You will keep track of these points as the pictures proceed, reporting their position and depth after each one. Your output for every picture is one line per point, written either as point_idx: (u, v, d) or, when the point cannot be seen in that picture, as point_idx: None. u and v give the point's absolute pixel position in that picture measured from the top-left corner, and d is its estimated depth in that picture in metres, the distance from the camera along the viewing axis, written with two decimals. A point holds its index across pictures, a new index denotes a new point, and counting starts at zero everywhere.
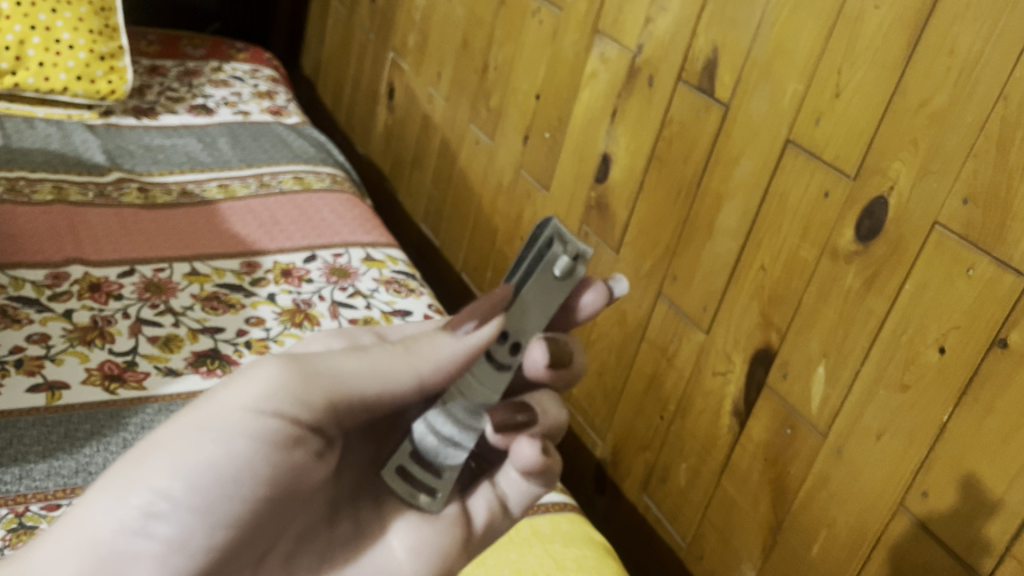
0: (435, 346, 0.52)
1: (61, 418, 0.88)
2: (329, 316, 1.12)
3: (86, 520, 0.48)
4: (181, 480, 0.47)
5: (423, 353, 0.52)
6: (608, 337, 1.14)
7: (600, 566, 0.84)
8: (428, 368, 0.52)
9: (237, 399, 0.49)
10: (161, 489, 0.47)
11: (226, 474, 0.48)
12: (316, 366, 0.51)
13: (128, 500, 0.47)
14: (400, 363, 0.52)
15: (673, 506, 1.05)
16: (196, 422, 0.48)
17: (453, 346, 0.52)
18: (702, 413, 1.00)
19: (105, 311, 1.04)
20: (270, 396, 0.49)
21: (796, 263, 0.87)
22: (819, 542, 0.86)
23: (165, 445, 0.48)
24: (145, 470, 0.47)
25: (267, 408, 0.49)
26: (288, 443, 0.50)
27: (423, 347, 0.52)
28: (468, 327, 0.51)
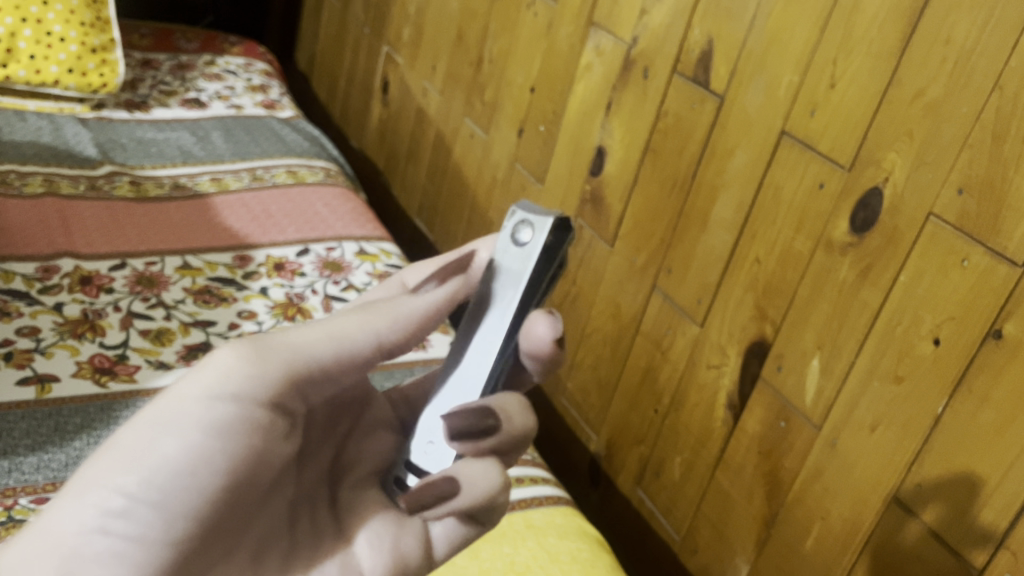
0: (393, 311, 0.54)
1: (51, 411, 0.88)
2: (322, 310, 1.12)
3: (42, 527, 0.45)
4: (141, 477, 0.46)
5: (383, 317, 0.53)
6: (603, 330, 1.14)
7: (593, 560, 0.84)
8: (387, 326, 0.53)
9: (194, 383, 0.48)
10: (121, 487, 0.45)
11: (191, 464, 0.47)
12: (274, 340, 0.50)
13: (86, 501, 0.45)
14: (358, 326, 0.52)
15: (668, 500, 1.05)
16: (155, 414, 0.47)
17: (416, 304, 0.54)
18: (696, 406, 1.00)
19: (96, 305, 1.03)
20: (229, 376, 0.48)
21: (790, 255, 0.87)
22: (813, 535, 0.86)
23: (123, 441, 0.46)
24: (104, 468, 0.45)
25: (225, 388, 0.48)
26: (246, 429, 0.49)
27: (381, 304, 0.54)
28: (430, 286, 0.56)
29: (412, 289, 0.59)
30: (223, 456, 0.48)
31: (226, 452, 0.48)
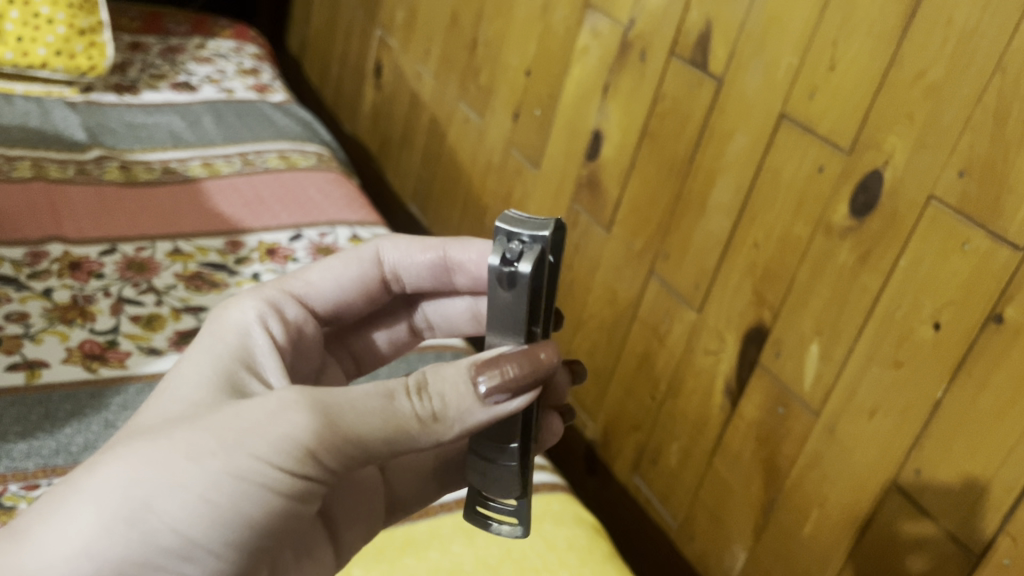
0: (463, 418, 0.49)
1: (41, 397, 0.86)
2: None
3: (96, 551, 0.43)
4: (211, 530, 0.45)
5: (448, 425, 0.49)
6: (599, 316, 1.13)
7: (590, 546, 0.83)
8: (450, 435, 0.49)
9: (270, 450, 0.45)
10: (189, 536, 0.44)
11: (249, 526, 0.46)
12: (341, 426, 0.46)
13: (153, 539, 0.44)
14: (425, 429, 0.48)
15: (664, 486, 1.05)
16: (231, 470, 0.45)
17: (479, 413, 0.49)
18: (693, 392, 0.99)
19: (86, 291, 1.02)
20: (307, 456, 0.46)
21: (789, 240, 0.86)
22: (812, 521, 0.85)
23: (196, 487, 0.44)
24: (172, 512, 0.44)
25: (297, 466, 0.46)
26: (303, 494, 0.48)
27: (451, 411, 0.49)
28: (500, 397, 0.49)
29: (385, 266, 0.68)
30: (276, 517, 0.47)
31: (286, 513, 0.48)
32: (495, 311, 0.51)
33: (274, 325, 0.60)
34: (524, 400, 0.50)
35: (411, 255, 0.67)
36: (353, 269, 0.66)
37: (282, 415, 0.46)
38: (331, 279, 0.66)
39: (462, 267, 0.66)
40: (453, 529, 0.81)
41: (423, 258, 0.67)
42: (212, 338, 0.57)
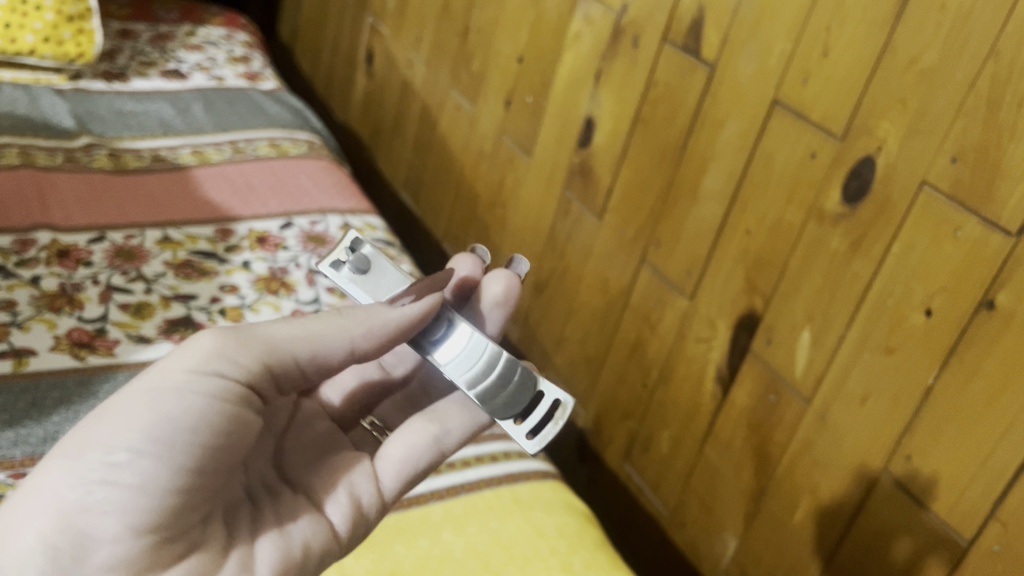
0: (368, 319, 0.53)
1: (29, 385, 0.86)
2: (305, 284, 1.10)
3: (42, 482, 0.45)
4: (142, 440, 0.46)
5: (356, 320, 0.53)
6: (591, 304, 1.13)
7: (581, 534, 0.83)
8: (361, 332, 0.53)
9: (183, 362, 0.49)
10: (121, 448, 0.45)
11: (184, 436, 0.47)
12: (249, 336, 0.51)
13: (90, 458, 0.46)
14: (333, 329, 0.53)
15: (656, 474, 1.04)
16: (148, 383, 0.47)
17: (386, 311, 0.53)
18: (685, 379, 0.99)
19: (74, 279, 1.01)
20: (218, 359, 0.49)
21: (781, 227, 0.86)
22: (802, 508, 0.85)
23: (118, 405, 0.47)
24: (103, 430, 0.46)
25: (211, 373, 0.49)
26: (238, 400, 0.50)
27: (357, 316, 0.53)
28: (407, 299, 0.55)
29: None
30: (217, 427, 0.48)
31: (226, 422, 0.49)
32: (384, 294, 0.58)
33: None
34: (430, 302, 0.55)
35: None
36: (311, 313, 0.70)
37: (192, 342, 0.50)
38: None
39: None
40: (442, 516, 0.81)
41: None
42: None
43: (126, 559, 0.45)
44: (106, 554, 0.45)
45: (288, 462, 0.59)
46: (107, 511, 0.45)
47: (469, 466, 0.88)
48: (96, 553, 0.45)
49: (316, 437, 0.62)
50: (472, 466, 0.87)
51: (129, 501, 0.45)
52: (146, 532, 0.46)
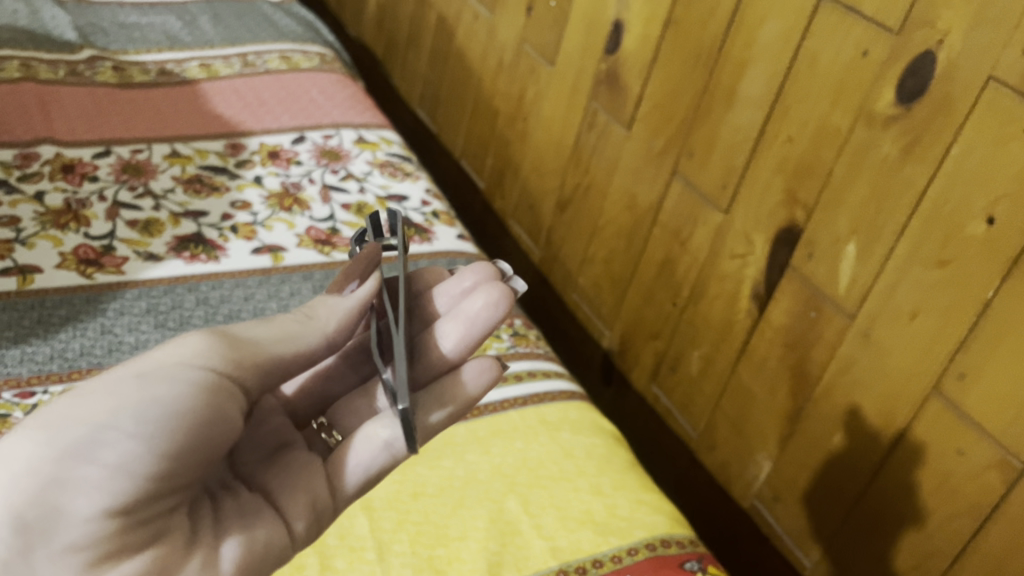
0: (332, 313, 0.53)
1: (34, 302, 0.82)
2: (319, 200, 1.06)
3: (13, 456, 0.41)
4: (126, 419, 0.42)
5: (323, 316, 0.52)
6: (617, 222, 1.08)
7: (609, 455, 0.80)
8: (331, 326, 0.52)
9: (171, 353, 0.46)
10: (104, 426, 0.42)
11: (167, 421, 0.43)
12: (231, 336, 0.49)
13: (67, 434, 0.42)
14: (306, 328, 0.51)
15: (684, 396, 1.01)
16: (133, 370, 0.44)
17: (344, 304, 0.53)
18: (717, 298, 0.94)
19: (80, 194, 0.97)
20: (205, 349, 0.46)
21: (825, 132, 0.79)
22: (842, 429, 0.81)
23: (101, 386, 0.43)
24: (82, 408, 0.42)
25: (199, 365, 0.46)
26: (226, 393, 0.46)
27: (320, 310, 0.52)
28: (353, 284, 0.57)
29: None
30: (204, 413, 0.45)
31: (210, 411, 0.45)
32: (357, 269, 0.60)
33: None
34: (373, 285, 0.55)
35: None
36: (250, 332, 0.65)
37: (180, 340, 0.47)
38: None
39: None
40: (466, 437, 0.78)
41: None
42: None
43: (96, 538, 0.41)
44: (76, 533, 0.41)
45: (241, 462, 0.53)
46: (83, 489, 0.41)
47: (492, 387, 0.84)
48: (65, 530, 0.40)
49: (272, 437, 0.55)
50: (494, 387, 0.84)
51: (105, 478, 0.41)
52: (118, 513, 0.41)
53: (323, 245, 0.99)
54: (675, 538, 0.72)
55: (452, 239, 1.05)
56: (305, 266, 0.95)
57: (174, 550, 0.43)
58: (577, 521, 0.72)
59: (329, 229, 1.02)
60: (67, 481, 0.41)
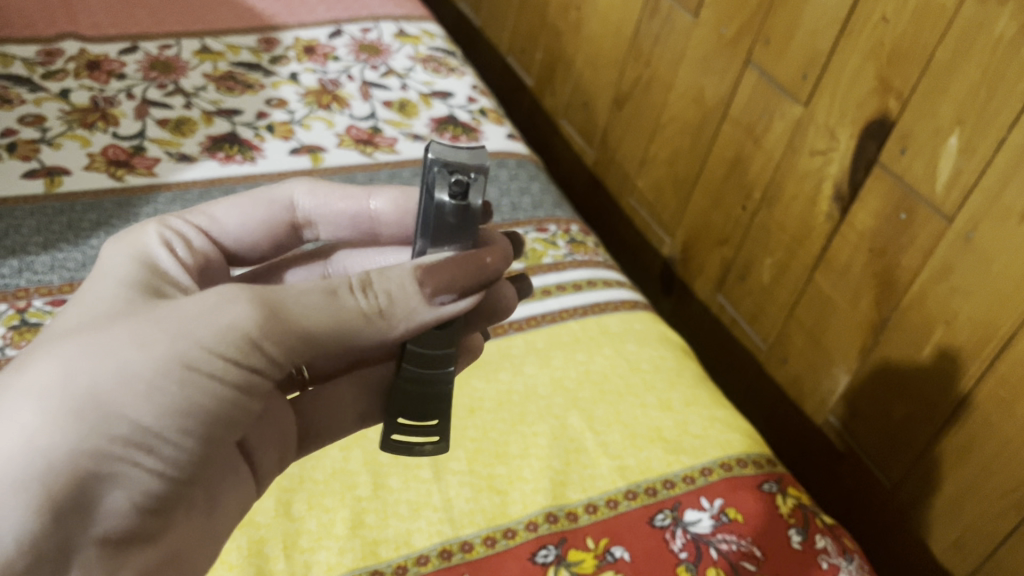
0: (411, 315, 0.44)
1: (63, 206, 0.77)
2: (360, 97, 0.98)
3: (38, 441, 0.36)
4: (172, 423, 0.39)
5: (395, 321, 0.43)
6: (682, 118, 1.00)
7: (678, 369, 0.74)
8: (399, 331, 0.44)
9: (218, 337, 0.40)
10: (151, 430, 0.38)
11: (209, 425, 0.40)
12: (286, 317, 0.42)
13: (108, 431, 0.37)
14: (369, 326, 0.43)
15: (753, 306, 0.95)
16: (177, 353, 0.39)
17: (423, 314, 0.44)
18: (794, 200, 0.86)
19: (107, 92, 0.91)
20: (253, 341, 0.41)
21: (927, 9, 0.69)
22: (934, 341, 0.74)
23: (144, 372, 0.38)
24: (125, 401, 0.37)
25: (247, 360, 0.41)
26: (257, 384, 0.42)
27: (399, 308, 0.43)
28: (447, 298, 0.44)
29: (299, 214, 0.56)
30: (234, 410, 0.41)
31: (240, 404, 0.41)
32: (444, 243, 0.46)
33: (181, 246, 0.50)
34: (469, 302, 0.45)
35: (331, 204, 0.56)
36: (261, 208, 0.55)
37: (221, 304, 0.41)
38: (240, 213, 0.54)
39: (386, 218, 0.56)
40: (525, 349, 0.73)
41: (341, 207, 0.56)
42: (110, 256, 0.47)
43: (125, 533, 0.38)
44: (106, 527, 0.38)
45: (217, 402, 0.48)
46: (123, 492, 0.38)
47: (552, 296, 0.79)
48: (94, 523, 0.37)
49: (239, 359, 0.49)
50: (551, 296, 0.78)
51: (148, 480, 0.39)
52: (150, 514, 0.39)
53: (365, 146, 0.92)
54: (752, 458, 0.67)
55: (502, 139, 0.97)
56: (347, 167, 0.89)
57: (196, 537, 0.43)
58: (646, 439, 0.67)
59: (371, 128, 0.95)
60: (99, 479, 0.37)
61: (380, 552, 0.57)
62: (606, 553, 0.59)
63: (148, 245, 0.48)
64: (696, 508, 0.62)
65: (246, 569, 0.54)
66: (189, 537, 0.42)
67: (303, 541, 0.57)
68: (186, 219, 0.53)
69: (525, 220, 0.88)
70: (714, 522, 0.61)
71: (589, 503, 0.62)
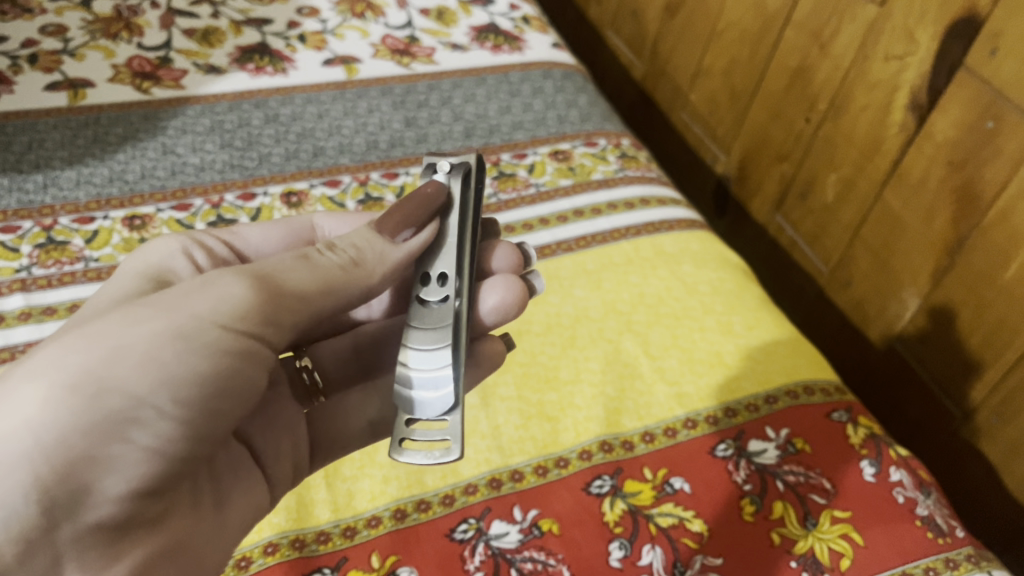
0: (382, 259, 0.43)
1: (88, 120, 0.73)
2: (395, 5, 0.93)
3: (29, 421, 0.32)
4: (171, 395, 0.35)
5: (371, 269, 0.42)
6: (740, 25, 0.92)
7: (739, 292, 0.69)
8: (377, 280, 0.43)
9: (215, 306, 0.37)
10: (148, 401, 0.34)
11: (209, 397, 0.36)
12: (280, 284, 0.39)
13: (102, 405, 0.33)
14: (350, 278, 0.41)
15: (815, 227, 0.89)
16: (170, 326, 0.35)
17: (393, 254, 0.43)
18: (864, 111, 0.79)
19: (131, 1, 0.86)
20: (250, 309, 0.37)
21: None
22: (1017, 264, 0.67)
23: (137, 344, 0.34)
24: (118, 374, 0.34)
25: (244, 328, 0.37)
26: (256, 356, 0.39)
27: (367, 254, 0.43)
28: (406, 233, 0.45)
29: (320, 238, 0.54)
30: (233, 386, 0.37)
31: (239, 379, 0.38)
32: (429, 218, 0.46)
33: (201, 253, 0.47)
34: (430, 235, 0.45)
35: (360, 225, 0.54)
36: (284, 228, 0.53)
37: (212, 280, 0.38)
38: (263, 231, 0.52)
39: None
40: (574, 271, 0.69)
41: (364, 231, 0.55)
42: (129, 272, 0.45)
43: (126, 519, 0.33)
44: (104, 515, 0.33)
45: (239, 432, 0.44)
46: (121, 472, 0.33)
47: (602, 215, 0.74)
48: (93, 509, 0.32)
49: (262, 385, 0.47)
50: (601, 215, 0.74)
51: (148, 461, 0.34)
52: (153, 497, 0.34)
53: (402, 56, 0.87)
54: (820, 385, 0.63)
55: (546, 49, 0.91)
56: (383, 79, 0.84)
57: (205, 533, 0.38)
58: (705, 365, 0.63)
59: (407, 38, 0.89)
60: (93, 459, 0.32)
61: (426, 481, 0.54)
62: (664, 484, 0.55)
63: (166, 261, 0.46)
64: (760, 438, 0.58)
65: (287, 498, 0.52)
66: (201, 531, 0.38)
67: (345, 469, 0.54)
68: (213, 234, 0.50)
69: (572, 134, 0.82)
70: (780, 453, 0.57)
71: (646, 432, 0.58)
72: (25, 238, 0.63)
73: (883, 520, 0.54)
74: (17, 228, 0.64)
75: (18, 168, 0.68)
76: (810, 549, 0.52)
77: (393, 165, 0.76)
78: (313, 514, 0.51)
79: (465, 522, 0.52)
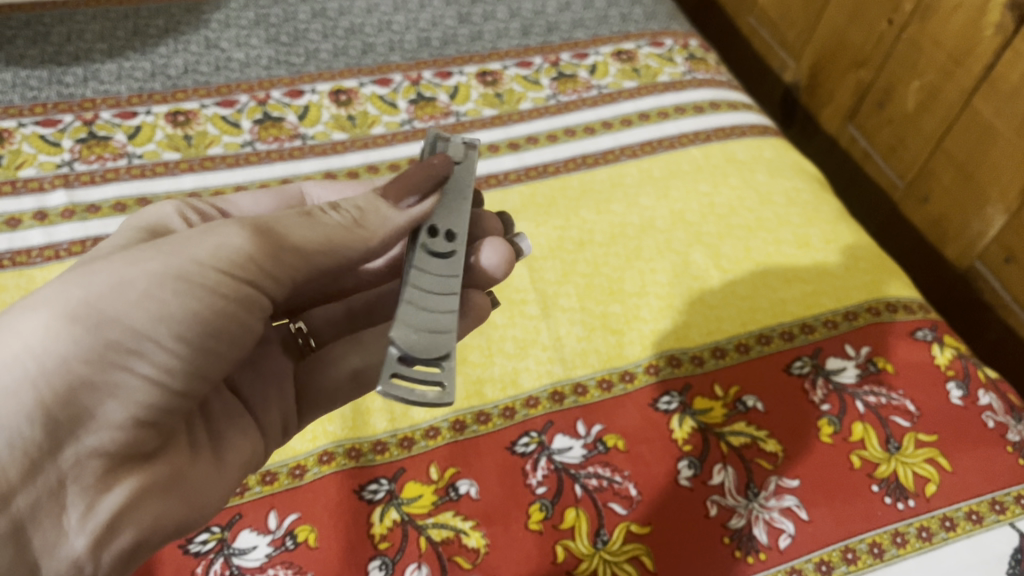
0: (387, 222, 0.37)
1: (128, 12, 0.70)
2: None
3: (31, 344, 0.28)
4: (174, 338, 0.31)
5: (375, 230, 0.36)
6: None
7: (818, 204, 0.65)
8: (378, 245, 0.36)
9: (214, 253, 0.32)
10: (147, 338, 0.30)
11: (210, 339, 0.32)
12: (275, 237, 0.34)
13: (104, 338, 0.29)
14: (354, 236, 0.36)
15: (892, 137, 0.84)
16: (172, 267, 0.31)
17: (398, 218, 0.37)
18: (956, 12, 0.73)
19: None
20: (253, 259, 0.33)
21: None
22: None
23: (138, 281, 0.30)
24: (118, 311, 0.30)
25: (246, 275, 0.33)
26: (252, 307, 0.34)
27: (372, 218, 0.36)
28: (412, 200, 0.37)
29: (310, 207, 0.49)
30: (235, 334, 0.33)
31: (240, 327, 0.33)
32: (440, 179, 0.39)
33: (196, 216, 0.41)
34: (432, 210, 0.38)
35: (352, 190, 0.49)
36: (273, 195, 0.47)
37: (211, 228, 0.33)
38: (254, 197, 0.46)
39: None
40: (639, 178, 0.65)
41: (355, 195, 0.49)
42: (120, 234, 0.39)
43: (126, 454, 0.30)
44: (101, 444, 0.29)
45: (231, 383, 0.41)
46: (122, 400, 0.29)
47: (669, 120, 0.69)
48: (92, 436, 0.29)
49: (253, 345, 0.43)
50: (669, 120, 0.69)
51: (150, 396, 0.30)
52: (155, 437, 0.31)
53: None
54: (903, 302, 0.59)
55: None
56: None
57: (206, 477, 0.35)
58: (779, 278, 0.59)
59: None
60: (95, 388, 0.29)
61: (485, 392, 0.51)
62: (736, 402, 0.52)
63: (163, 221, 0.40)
64: (839, 355, 0.55)
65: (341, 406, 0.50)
66: (204, 474, 0.34)
67: None
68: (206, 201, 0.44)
69: (636, 34, 0.77)
70: (860, 372, 0.54)
71: (716, 347, 0.55)
72: (66, 132, 0.60)
73: (973, 443, 0.51)
74: (57, 122, 0.61)
75: (57, 60, 0.65)
76: (893, 473, 0.49)
77: (446, 64, 0.71)
78: (369, 423, 0.49)
79: (527, 435, 0.50)
